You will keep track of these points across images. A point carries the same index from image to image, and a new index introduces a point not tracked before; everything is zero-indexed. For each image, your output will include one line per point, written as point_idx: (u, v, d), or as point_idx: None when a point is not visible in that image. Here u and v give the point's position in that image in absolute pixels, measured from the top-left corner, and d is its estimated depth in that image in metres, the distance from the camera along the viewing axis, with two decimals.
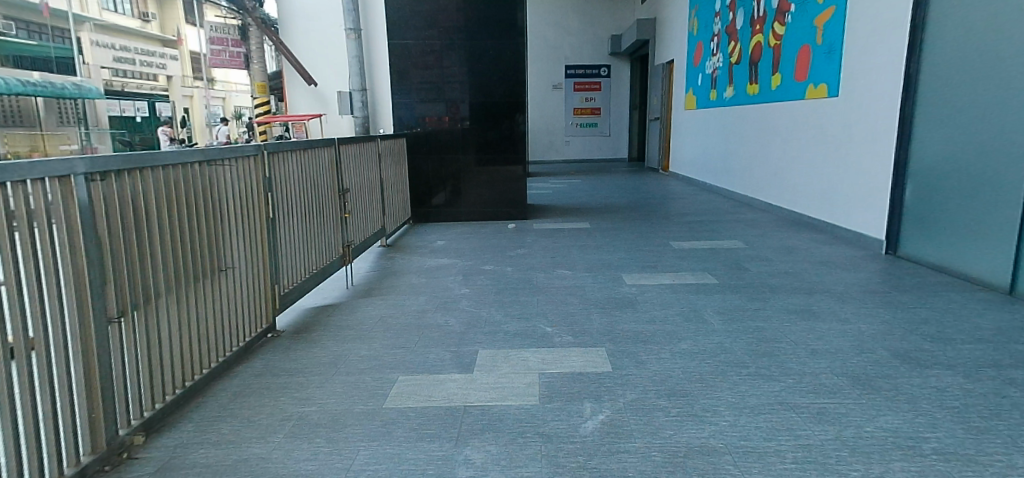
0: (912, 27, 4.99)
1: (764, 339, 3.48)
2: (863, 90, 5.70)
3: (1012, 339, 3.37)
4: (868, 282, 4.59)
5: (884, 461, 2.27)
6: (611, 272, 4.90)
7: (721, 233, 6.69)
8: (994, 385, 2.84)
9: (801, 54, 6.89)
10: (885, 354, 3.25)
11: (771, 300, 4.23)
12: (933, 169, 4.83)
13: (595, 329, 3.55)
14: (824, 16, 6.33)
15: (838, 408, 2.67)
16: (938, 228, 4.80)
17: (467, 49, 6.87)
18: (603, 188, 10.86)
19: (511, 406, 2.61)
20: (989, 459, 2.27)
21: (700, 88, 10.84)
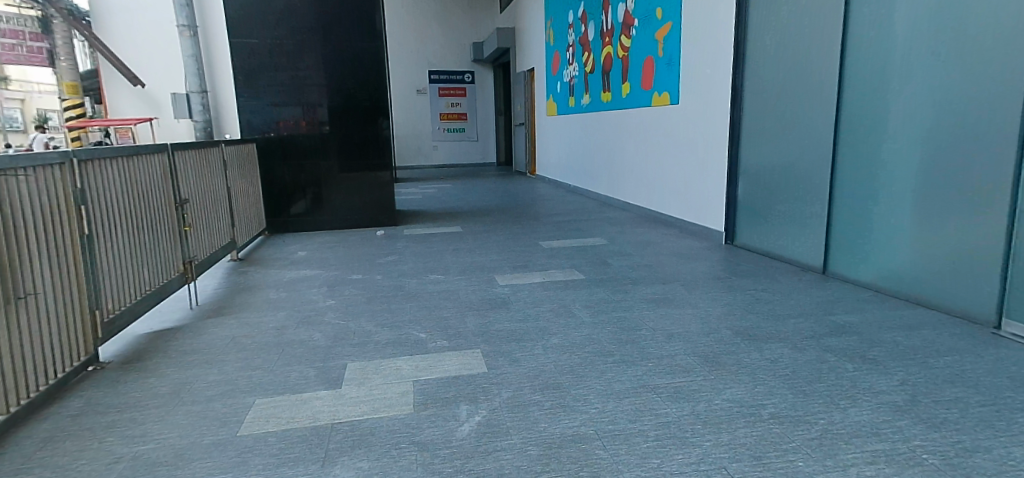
0: (736, 38, 5.54)
1: (627, 328, 3.68)
2: (699, 96, 6.24)
3: (829, 311, 3.86)
4: (713, 269, 5.03)
5: (731, 429, 2.49)
6: (483, 274, 4.93)
7: (585, 231, 7.01)
8: (817, 352, 3.23)
9: (646, 65, 7.42)
10: (730, 332, 3.57)
11: (633, 291, 4.49)
12: (760, 165, 5.40)
13: (468, 331, 3.54)
14: (664, 30, 6.85)
15: (692, 385, 2.88)
16: (766, 218, 5.37)
17: (322, 51, 6.58)
18: (472, 192, 10.94)
19: (383, 418, 2.51)
20: (815, 417, 2.56)
21: (559, 95, 11.28)
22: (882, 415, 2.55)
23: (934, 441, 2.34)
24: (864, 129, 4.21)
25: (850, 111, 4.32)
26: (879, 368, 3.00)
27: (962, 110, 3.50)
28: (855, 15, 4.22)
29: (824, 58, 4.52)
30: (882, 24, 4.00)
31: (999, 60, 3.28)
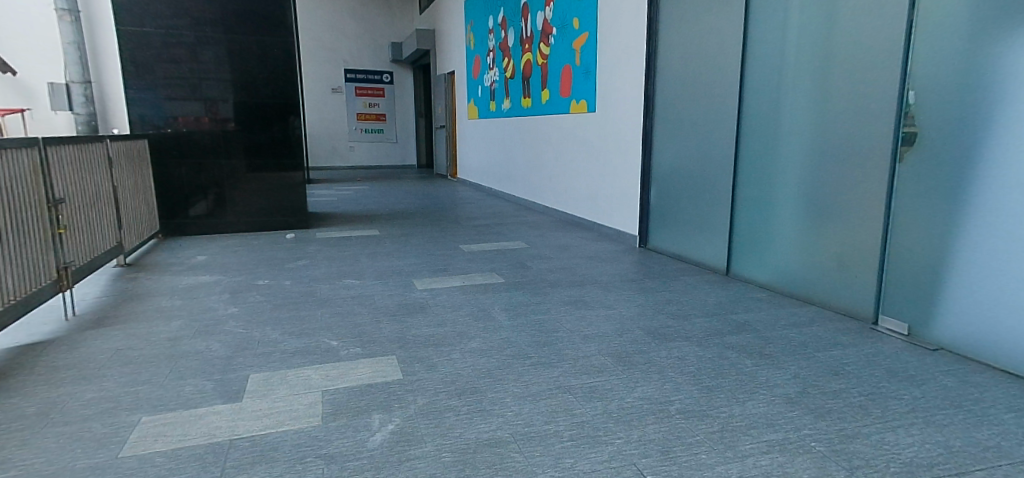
0: (648, 50, 5.76)
1: (545, 330, 3.71)
2: (614, 105, 6.42)
3: (732, 310, 4.07)
4: (627, 271, 5.18)
5: (641, 425, 2.56)
6: (400, 278, 4.83)
7: (505, 234, 7.04)
8: (721, 349, 3.39)
9: (564, 72, 7.57)
10: (641, 332, 3.68)
11: (551, 293, 4.55)
12: (669, 171, 5.63)
13: (383, 338, 3.44)
14: (581, 40, 7.00)
15: (605, 385, 2.95)
16: (675, 222, 5.61)
17: (226, 43, 6.24)
18: (392, 195, 10.73)
19: (287, 431, 2.39)
20: (718, 411, 2.69)
21: (480, 99, 11.28)
22: (777, 408, 2.70)
23: (821, 429, 2.50)
24: (762, 140, 4.47)
25: (751, 123, 4.57)
26: (775, 363, 3.18)
27: (843, 124, 3.75)
28: (753, 33, 4.49)
29: (726, 71, 4.78)
30: (777, 42, 4.26)
31: (872, 78, 3.53)
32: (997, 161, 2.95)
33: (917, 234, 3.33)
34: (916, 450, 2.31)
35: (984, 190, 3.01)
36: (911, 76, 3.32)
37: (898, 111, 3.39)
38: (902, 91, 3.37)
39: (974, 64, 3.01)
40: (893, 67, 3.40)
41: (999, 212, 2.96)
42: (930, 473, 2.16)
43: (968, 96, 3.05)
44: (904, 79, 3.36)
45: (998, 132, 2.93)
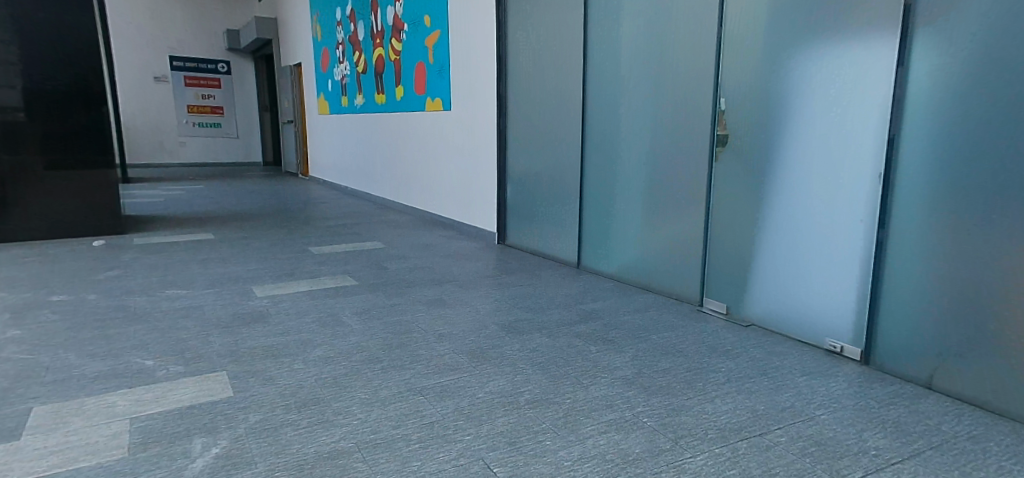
0: (498, 50, 5.85)
1: (398, 332, 3.62)
2: (468, 104, 6.47)
3: (581, 300, 4.26)
4: (484, 268, 5.23)
5: (491, 419, 2.57)
6: (238, 285, 4.45)
7: (361, 234, 6.79)
8: (569, 338, 3.53)
9: (417, 69, 7.45)
10: (495, 328, 3.72)
11: (407, 294, 4.45)
12: (524, 169, 5.77)
13: (213, 352, 3.14)
14: (433, 37, 6.94)
15: (457, 383, 2.93)
16: (531, 218, 5.75)
17: (9, 20, 5.34)
18: (233, 194, 9.90)
19: (81, 469, 2.08)
20: (564, 398, 2.78)
21: (331, 93, 10.78)
22: (616, 389, 2.86)
23: (653, 406, 2.68)
24: (604, 138, 4.72)
25: (594, 122, 4.81)
26: (617, 347, 3.38)
27: (670, 125, 4.06)
28: (592, 37, 4.72)
29: (570, 72, 5.00)
30: (613, 46, 4.52)
31: (693, 84, 3.85)
32: (787, 158, 3.30)
33: (733, 227, 3.67)
34: (730, 416, 2.56)
35: (778, 184, 3.37)
36: (723, 83, 3.66)
37: (713, 115, 3.72)
38: (716, 97, 3.71)
39: (768, 72, 3.37)
40: (708, 74, 3.74)
41: (790, 202, 3.31)
42: (741, 436, 2.41)
43: (764, 101, 3.40)
44: (717, 86, 3.70)
45: (788, 133, 3.29)
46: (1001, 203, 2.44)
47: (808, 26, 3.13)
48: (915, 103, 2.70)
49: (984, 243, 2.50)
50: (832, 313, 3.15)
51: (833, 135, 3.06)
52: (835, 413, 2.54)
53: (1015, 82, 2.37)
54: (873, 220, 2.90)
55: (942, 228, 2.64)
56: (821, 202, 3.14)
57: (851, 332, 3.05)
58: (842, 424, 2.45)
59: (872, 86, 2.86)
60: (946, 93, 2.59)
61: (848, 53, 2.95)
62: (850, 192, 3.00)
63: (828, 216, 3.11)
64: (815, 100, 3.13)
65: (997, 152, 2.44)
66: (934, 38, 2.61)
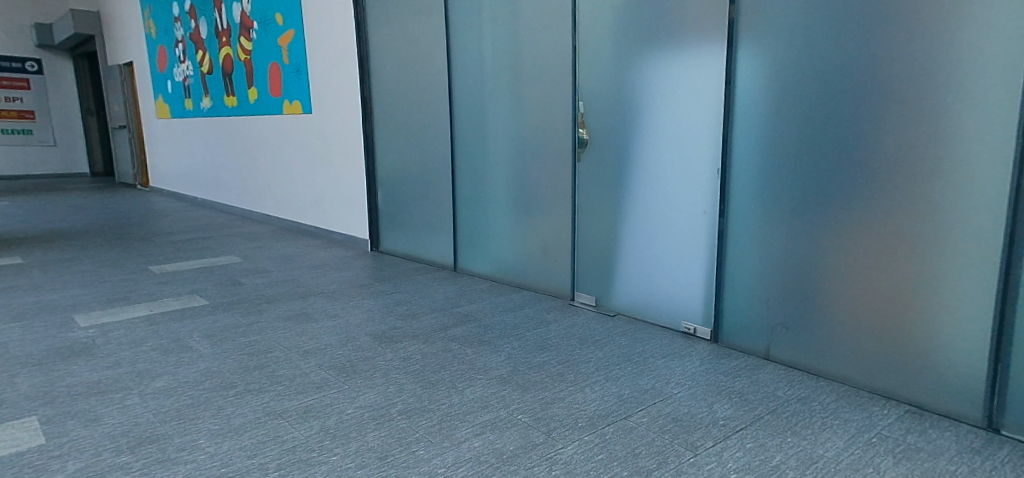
0: (358, 51, 5.64)
1: (255, 352, 3.35)
2: (331, 107, 6.18)
3: (456, 303, 4.21)
4: (354, 277, 5.02)
5: (361, 436, 2.44)
6: (56, 316, 3.89)
7: (214, 249, 6.24)
8: (444, 343, 3.47)
9: (270, 71, 7.01)
10: (367, 339, 3.57)
11: (266, 310, 4.14)
12: (394, 174, 5.62)
13: (21, 396, 2.70)
14: (287, 37, 6.56)
15: (322, 401, 2.76)
16: (404, 223, 5.61)
17: None
18: (53, 211, 8.69)
19: None
20: (439, 404, 2.71)
21: (171, 96, 9.84)
22: (491, 390, 2.85)
23: (525, 402, 2.70)
24: (472, 139, 4.71)
25: (462, 125, 4.79)
26: (493, 348, 3.37)
27: (535, 126, 4.14)
28: (455, 39, 4.69)
29: (436, 73, 4.93)
30: (475, 48, 4.52)
31: (554, 86, 3.95)
32: (640, 155, 3.48)
33: (597, 222, 3.82)
34: (600, 403, 2.65)
35: (633, 179, 3.54)
36: (580, 85, 3.78)
37: (573, 116, 3.84)
38: (574, 98, 3.82)
39: (621, 74, 3.52)
40: (566, 76, 3.84)
41: (644, 197, 3.49)
42: (606, 421, 2.49)
43: (618, 102, 3.56)
44: (575, 87, 3.81)
45: (639, 131, 3.46)
46: (816, 190, 2.69)
47: (654, 30, 3.30)
48: (746, 100, 2.93)
49: (806, 226, 2.76)
50: (686, 298, 3.36)
51: (678, 135, 3.27)
52: (690, 390, 2.71)
53: (823, 80, 2.62)
54: (715, 210, 3.13)
55: (772, 213, 2.88)
56: (670, 196, 3.35)
57: (702, 315, 3.28)
58: (696, 399, 2.62)
59: (708, 87, 3.08)
60: (771, 90, 2.82)
61: (688, 56, 3.15)
62: (694, 186, 3.22)
63: (678, 208, 3.32)
64: (662, 100, 3.32)
65: (812, 144, 2.69)
66: (758, 40, 2.84)
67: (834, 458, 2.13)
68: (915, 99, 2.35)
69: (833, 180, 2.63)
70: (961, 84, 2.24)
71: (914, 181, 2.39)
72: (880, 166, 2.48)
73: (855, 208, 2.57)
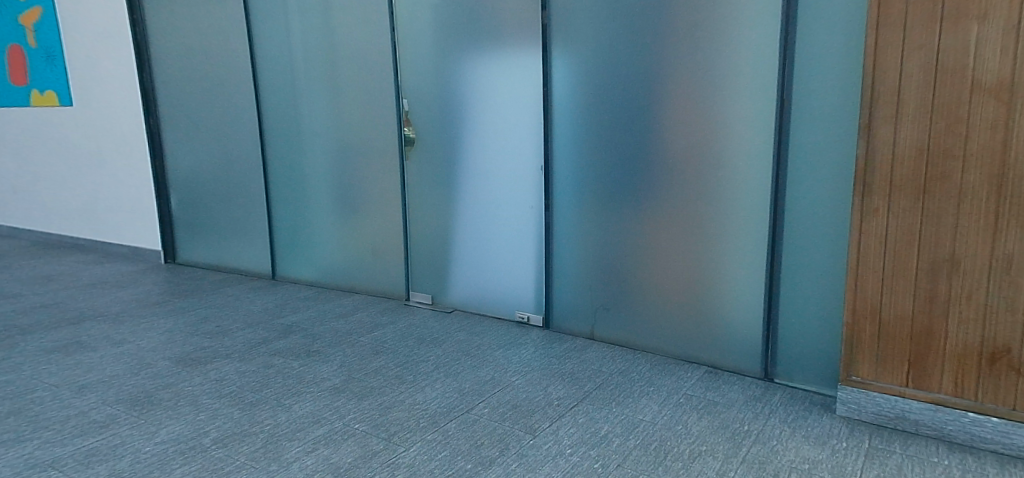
0: (133, 36, 4.94)
1: (10, 396, 2.78)
2: (101, 100, 5.34)
3: (276, 314, 3.92)
4: (145, 295, 4.40)
5: (166, 474, 2.17)
6: None
7: None
8: (264, 359, 3.22)
9: (9, 54, 5.85)
10: (167, 364, 3.16)
11: (24, 343, 3.45)
12: (189, 176, 5.03)
13: None
14: (32, 15, 5.54)
15: (111, 441, 2.39)
16: (207, 231, 5.06)
17: None
18: None
19: None
20: (261, 425, 2.51)
21: None
22: (322, 402, 2.71)
23: (362, 410, 2.62)
24: (285, 139, 4.42)
25: (270, 123, 4.46)
26: (322, 358, 3.21)
27: (355, 125, 4.02)
28: (258, 30, 4.35)
29: (236, 66, 4.51)
30: (282, 41, 4.24)
31: (373, 84, 3.87)
32: (467, 154, 3.57)
33: (429, 221, 3.82)
34: (438, 401, 2.67)
35: (462, 178, 3.62)
36: (403, 83, 3.75)
37: (397, 115, 3.80)
38: (398, 96, 3.78)
39: (444, 74, 3.57)
40: (388, 74, 3.78)
41: (474, 194, 3.59)
42: (449, 418, 2.52)
43: (443, 101, 3.61)
44: (398, 85, 3.77)
45: (466, 130, 3.55)
46: (626, 182, 2.98)
47: (474, 32, 3.40)
48: (561, 100, 3.14)
49: (618, 216, 3.04)
50: (518, 289, 3.52)
51: (504, 134, 3.41)
52: (527, 376, 2.86)
53: (625, 84, 2.90)
54: (540, 205, 3.32)
55: (590, 205, 3.14)
56: (500, 193, 3.49)
57: (533, 303, 3.46)
58: (532, 384, 2.78)
59: (528, 89, 3.26)
60: (583, 92, 3.06)
61: (508, 59, 3.30)
62: (521, 182, 3.39)
63: (507, 204, 3.47)
64: (486, 101, 3.44)
65: (620, 141, 2.97)
66: (569, 45, 3.06)
67: (651, 421, 2.41)
68: (698, 102, 2.69)
69: (639, 173, 2.93)
70: (732, 87, 2.59)
71: (702, 172, 2.73)
72: (675, 160, 2.80)
73: (657, 197, 2.89)
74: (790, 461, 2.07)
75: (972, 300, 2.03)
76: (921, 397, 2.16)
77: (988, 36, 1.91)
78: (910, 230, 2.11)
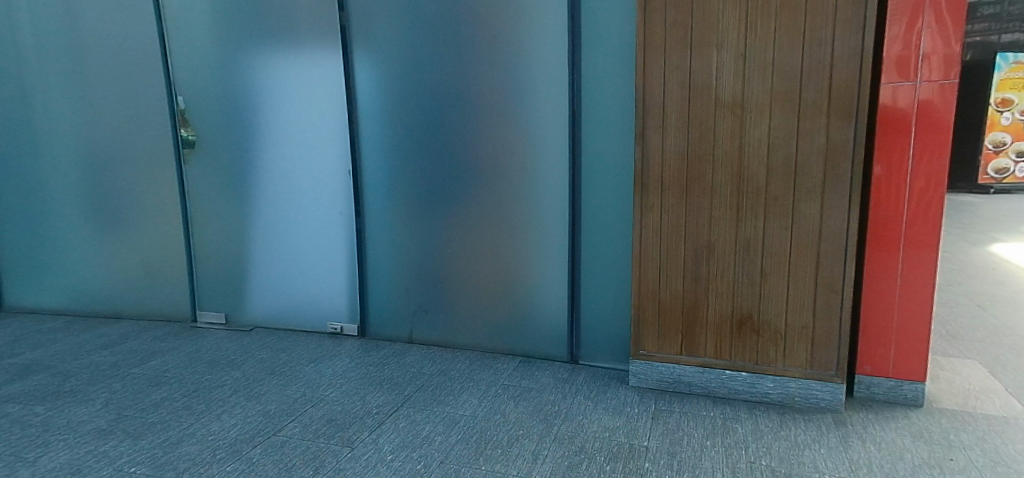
0: None
1: None
2: None
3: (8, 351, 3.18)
4: None
5: None
6: None
7: None
8: None
9: None
10: None
11: None
12: None
13: None
14: None
15: None
16: None
17: None
18: None
19: None
20: None
21: None
22: (84, 448, 2.28)
23: (140, 450, 2.26)
24: (11, 139, 3.64)
25: None
26: (80, 397, 2.69)
27: (116, 124, 3.46)
28: None
29: None
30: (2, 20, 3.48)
31: (137, 78, 3.37)
32: (260, 157, 3.29)
33: (216, 230, 3.44)
34: (237, 428, 2.42)
35: (254, 184, 3.33)
36: (175, 78, 3.34)
37: (171, 114, 3.37)
38: (171, 92, 3.36)
39: (227, 70, 3.26)
40: (155, 65, 3.33)
41: (270, 201, 3.33)
42: (254, 444, 2.31)
43: (227, 100, 3.29)
44: (169, 80, 3.34)
45: (256, 132, 3.27)
46: (437, 186, 3.02)
47: (263, 26, 3.16)
48: (365, 101, 3.07)
49: (428, 219, 3.07)
50: (328, 299, 3.35)
51: (301, 135, 3.22)
52: (341, 389, 2.74)
53: (430, 90, 2.94)
54: (348, 210, 3.20)
55: (399, 208, 3.12)
56: (300, 197, 3.28)
57: (346, 312, 3.32)
58: (346, 396, 2.68)
59: (327, 89, 3.12)
60: (386, 93, 3.02)
61: (303, 59, 3.13)
62: (324, 186, 3.22)
63: (310, 211, 3.28)
64: (279, 102, 3.22)
65: (428, 146, 3.00)
66: (370, 49, 3.01)
67: (471, 415, 2.49)
68: (501, 110, 2.84)
69: (449, 176, 2.99)
70: (530, 97, 2.79)
71: (508, 176, 2.89)
72: (482, 163, 2.92)
73: (467, 199, 2.98)
74: (594, 432, 2.32)
75: (724, 278, 2.48)
76: (692, 362, 2.58)
77: (725, 62, 2.36)
78: (678, 222, 2.51)
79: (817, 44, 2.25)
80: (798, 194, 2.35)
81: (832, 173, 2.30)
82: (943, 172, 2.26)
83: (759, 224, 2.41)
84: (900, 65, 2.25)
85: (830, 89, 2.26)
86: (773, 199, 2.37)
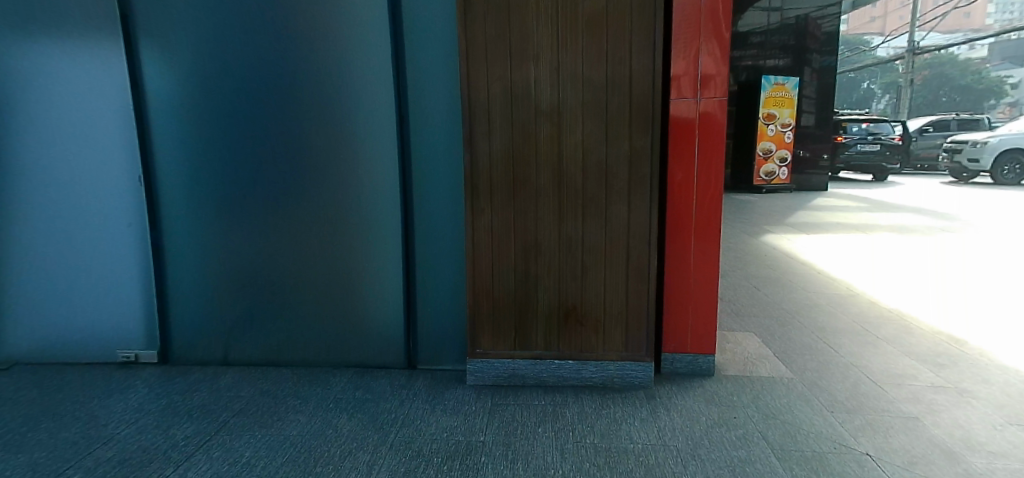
0: None
1: None
2: None
3: None
4: None
5: None
6: None
7: None
8: None
9: None
10: None
11: None
12: None
13: None
14: None
15: None
16: None
17: None
18: None
19: None
20: None
21: None
22: None
23: None
24: None
25: None
26: None
27: None
28: None
29: None
30: None
31: None
32: (23, 165, 2.84)
33: None
34: None
35: (16, 195, 2.87)
36: None
37: None
38: None
39: None
40: None
41: (39, 214, 2.88)
42: None
43: None
44: None
45: (17, 136, 2.82)
46: (253, 192, 2.83)
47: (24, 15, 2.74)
48: (161, 102, 2.78)
49: (246, 228, 2.86)
50: (119, 323, 2.97)
51: (74, 139, 2.83)
52: (144, 422, 2.45)
53: (242, 91, 2.75)
54: (140, 222, 2.88)
55: (209, 218, 2.87)
56: (76, 209, 2.88)
57: (142, 337, 2.97)
58: (149, 430, 2.39)
59: (105, 88, 2.78)
60: (188, 93, 2.77)
61: (76, 54, 2.76)
62: (108, 196, 2.86)
63: (91, 225, 2.89)
64: (45, 102, 2.80)
65: (242, 150, 2.80)
66: (166, 45, 2.73)
67: (300, 432, 2.37)
68: (319, 113, 2.75)
69: (265, 183, 2.82)
70: (348, 102, 2.73)
71: (326, 182, 2.80)
72: (302, 168, 2.79)
73: (288, 205, 2.83)
74: (431, 434, 2.33)
75: (550, 274, 2.65)
76: (524, 355, 2.71)
77: (540, 73, 2.52)
78: (505, 223, 2.62)
79: (618, 61, 2.50)
80: (610, 194, 2.58)
81: (635, 176, 2.56)
82: (721, 174, 2.63)
83: (579, 223, 2.61)
84: (684, 82, 2.58)
85: (630, 101, 2.52)
86: (589, 200, 2.59)
